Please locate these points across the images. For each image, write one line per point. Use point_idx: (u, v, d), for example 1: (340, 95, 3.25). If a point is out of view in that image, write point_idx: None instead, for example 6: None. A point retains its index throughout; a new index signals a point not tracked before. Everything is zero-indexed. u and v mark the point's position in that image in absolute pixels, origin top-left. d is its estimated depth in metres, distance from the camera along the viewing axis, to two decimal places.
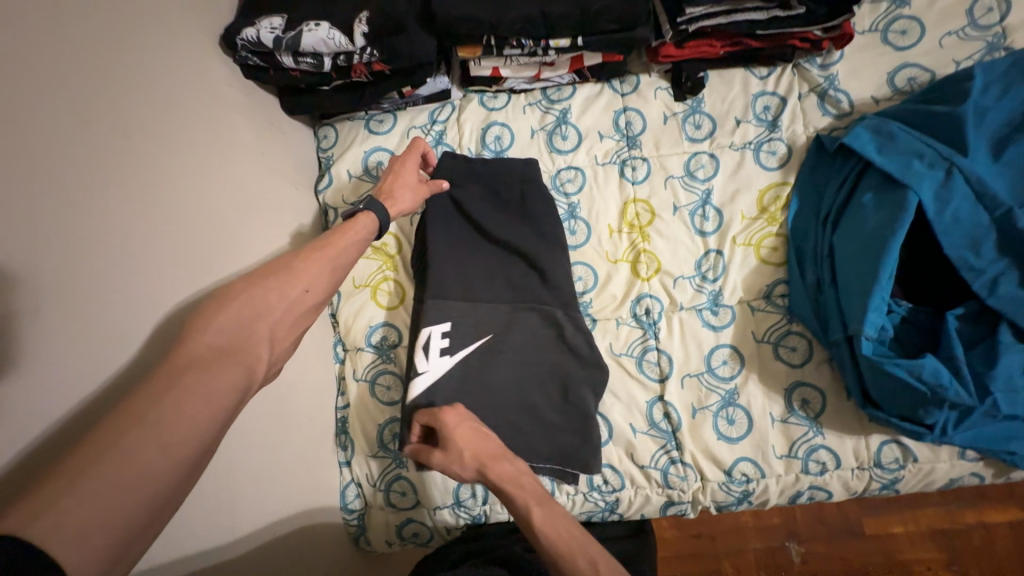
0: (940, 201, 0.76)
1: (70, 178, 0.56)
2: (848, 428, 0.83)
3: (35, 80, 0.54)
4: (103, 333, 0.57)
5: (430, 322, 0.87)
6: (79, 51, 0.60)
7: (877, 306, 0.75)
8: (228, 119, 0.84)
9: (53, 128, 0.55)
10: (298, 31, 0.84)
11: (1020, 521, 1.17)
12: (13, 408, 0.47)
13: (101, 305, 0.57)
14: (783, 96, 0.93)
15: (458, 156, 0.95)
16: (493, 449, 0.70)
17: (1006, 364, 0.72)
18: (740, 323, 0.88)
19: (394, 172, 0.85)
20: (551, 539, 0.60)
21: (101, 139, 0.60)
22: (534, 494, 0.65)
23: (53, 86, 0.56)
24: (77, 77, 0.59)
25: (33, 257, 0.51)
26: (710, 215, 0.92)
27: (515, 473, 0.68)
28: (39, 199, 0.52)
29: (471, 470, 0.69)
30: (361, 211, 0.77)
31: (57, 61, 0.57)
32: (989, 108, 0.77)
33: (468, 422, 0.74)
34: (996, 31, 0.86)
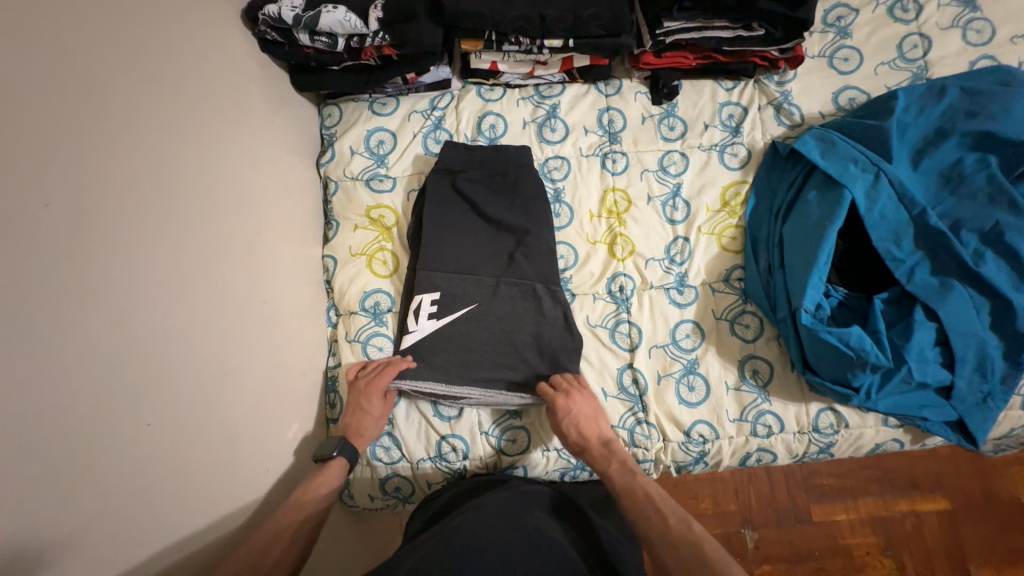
0: (870, 199, 0.89)
1: (101, 119, 0.62)
2: (792, 397, 0.94)
3: (76, 30, 0.60)
4: (116, 258, 0.62)
5: (420, 291, 0.96)
6: (114, 10, 0.66)
7: (815, 284, 0.88)
8: (243, 88, 0.90)
9: (89, 73, 0.61)
10: (317, 11, 0.90)
11: (945, 510, 1.31)
12: (41, 311, 0.53)
13: (120, 235, 0.62)
14: (745, 107, 1.06)
15: (459, 145, 1.04)
16: (595, 429, 0.88)
17: (918, 338, 0.85)
18: (702, 301, 0.99)
19: (361, 404, 0.90)
20: (633, 507, 0.79)
21: (128, 91, 0.66)
22: (621, 468, 0.83)
23: (82, 28, 0.61)
24: (112, 32, 0.65)
25: (56, 179, 0.55)
26: (680, 205, 1.03)
27: (606, 452, 0.85)
28: (61, 127, 0.57)
29: (572, 444, 0.87)
30: (334, 457, 0.84)
31: (95, 16, 0.63)
32: (909, 124, 0.91)
33: (575, 403, 0.88)
34: (919, 64, 1.02)
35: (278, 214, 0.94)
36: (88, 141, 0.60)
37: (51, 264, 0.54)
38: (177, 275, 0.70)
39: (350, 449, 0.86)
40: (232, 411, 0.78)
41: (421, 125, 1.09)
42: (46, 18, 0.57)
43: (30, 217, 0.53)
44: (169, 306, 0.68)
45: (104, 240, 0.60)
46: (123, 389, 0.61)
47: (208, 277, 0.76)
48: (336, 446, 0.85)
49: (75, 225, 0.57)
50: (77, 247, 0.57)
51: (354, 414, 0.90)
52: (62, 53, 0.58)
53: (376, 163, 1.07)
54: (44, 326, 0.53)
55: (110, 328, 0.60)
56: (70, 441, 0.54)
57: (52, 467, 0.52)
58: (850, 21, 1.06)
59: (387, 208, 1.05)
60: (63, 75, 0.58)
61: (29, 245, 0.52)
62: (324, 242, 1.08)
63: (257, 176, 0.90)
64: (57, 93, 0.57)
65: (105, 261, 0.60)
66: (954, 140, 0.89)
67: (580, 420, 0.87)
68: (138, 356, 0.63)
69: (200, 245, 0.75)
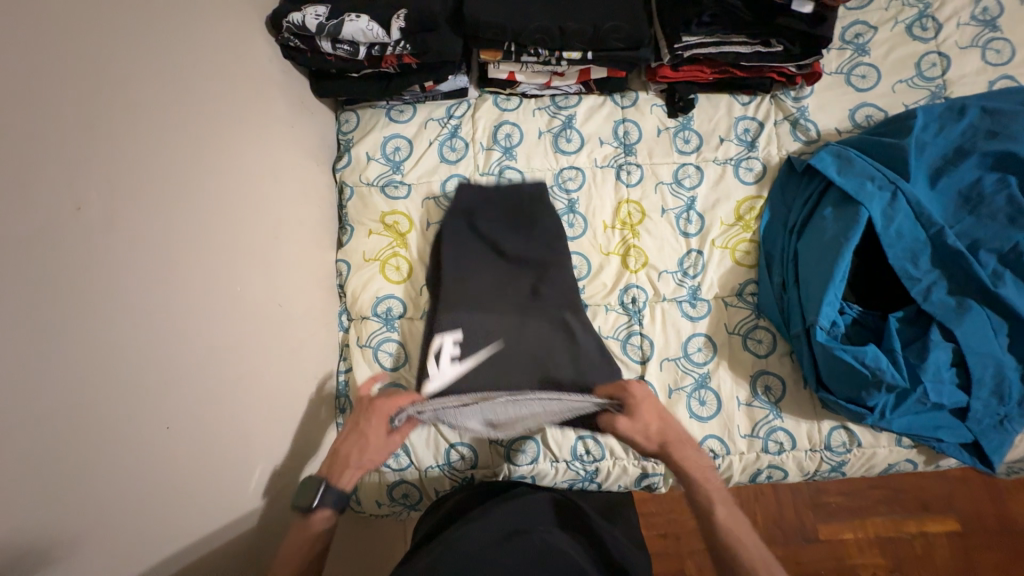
0: (887, 217, 0.89)
1: (129, 128, 0.62)
2: (804, 414, 0.93)
3: (107, 39, 0.61)
4: (139, 265, 0.62)
5: (443, 331, 0.92)
6: (144, 20, 0.67)
7: (831, 301, 0.87)
8: (265, 95, 0.91)
9: (118, 82, 0.62)
10: (340, 19, 0.90)
11: (954, 531, 1.29)
12: (67, 317, 0.53)
13: (142, 242, 0.63)
14: (761, 121, 1.06)
15: (475, 191, 1.04)
16: (680, 432, 0.76)
17: (935, 358, 0.84)
18: (714, 315, 0.98)
19: (355, 433, 0.77)
20: (729, 529, 0.69)
21: (155, 99, 0.67)
22: (715, 487, 0.73)
23: (113, 37, 0.62)
24: (141, 41, 0.66)
25: (85, 187, 0.56)
26: (694, 218, 1.03)
27: (697, 459, 0.74)
28: (90, 135, 0.57)
29: (655, 444, 0.75)
30: (315, 508, 0.71)
31: (125, 25, 0.64)
32: (927, 143, 0.91)
33: (654, 401, 0.77)
34: (938, 82, 1.02)
35: (295, 219, 0.95)
36: (119, 146, 0.61)
37: (83, 268, 0.55)
38: (197, 278, 0.71)
39: (333, 495, 0.73)
40: (246, 415, 0.78)
41: (437, 133, 1.09)
42: (79, 28, 0.58)
43: (59, 223, 0.53)
44: (189, 310, 0.69)
45: (130, 243, 0.61)
46: (141, 396, 0.61)
47: (226, 280, 0.76)
48: (318, 492, 0.72)
49: (104, 230, 0.58)
50: (103, 254, 0.58)
51: (346, 452, 0.76)
52: (93, 62, 0.59)
53: (391, 169, 1.08)
54: (72, 329, 0.53)
55: (131, 335, 0.60)
56: (92, 444, 0.55)
57: (74, 469, 0.53)
58: (868, 39, 1.06)
59: (401, 214, 1.06)
60: (98, 82, 0.59)
61: (59, 253, 0.53)
62: (337, 246, 1.08)
63: (275, 182, 0.91)
64: (88, 102, 0.58)
65: (130, 264, 0.61)
66: (974, 159, 0.88)
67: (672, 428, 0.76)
68: (158, 359, 0.64)
69: (219, 251, 0.76)
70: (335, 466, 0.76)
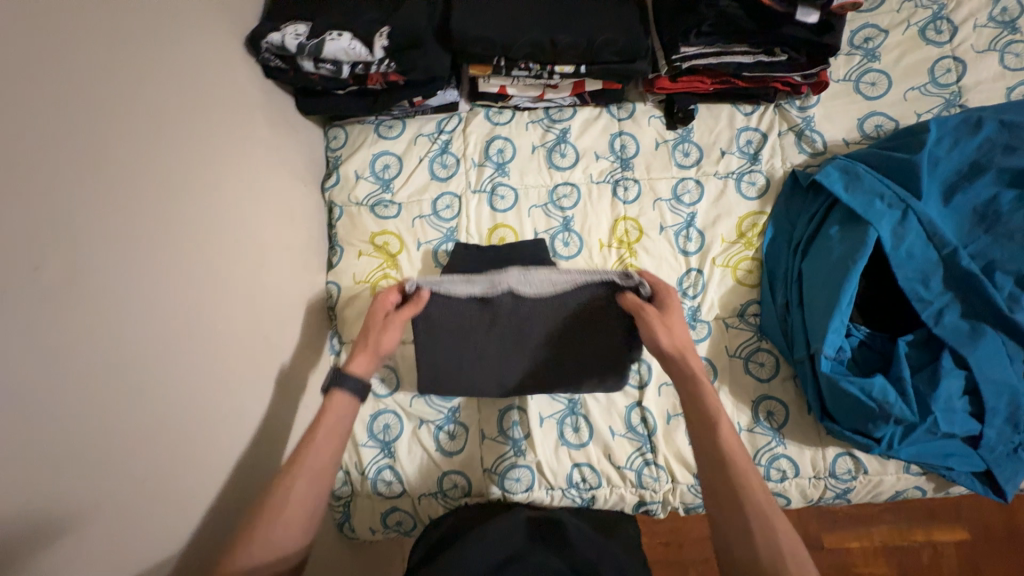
0: (896, 237, 0.84)
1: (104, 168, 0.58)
2: (808, 440, 0.90)
3: (81, 76, 0.57)
4: (123, 315, 0.59)
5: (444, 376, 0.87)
6: (119, 51, 0.63)
7: (836, 328, 0.83)
8: (247, 118, 0.87)
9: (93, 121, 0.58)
10: (321, 38, 0.85)
11: (964, 541, 1.26)
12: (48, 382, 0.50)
13: (124, 291, 0.59)
14: (764, 133, 1.01)
15: (471, 249, 0.98)
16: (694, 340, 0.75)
17: (946, 386, 0.80)
18: (715, 337, 0.95)
19: (375, 322, 0.78)
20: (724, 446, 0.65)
21: (134, 134, 0.63)
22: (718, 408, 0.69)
23: (85, 72, 0.58)
24: (118, 74, 0.62)
25: (61, 241, 0.52)
26: (693, 236, 0.99)
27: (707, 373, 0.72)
28: (63, 183, 0.53)
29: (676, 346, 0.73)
30: (337, 390, 0.74)
31: (100, 59, 0.60)
32: (942, 158, 0.86)
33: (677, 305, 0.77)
34: (953, 89, 0.97)
35: (282, 243, 0.92)
36: (99, 187, 0.58)
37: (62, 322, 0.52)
38: (182, 319, 0.68)
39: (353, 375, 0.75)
40: (236, 454, 0.76)
41: (428, 150, 1.06)
42: (49, 67, 0.53)
43: (33, 283, 0.49)
44: (177, 351, 0.66)
45: (112, 287, 0.58)
46: (126, 456, 0.58)
47: (212, 316, 0.74)
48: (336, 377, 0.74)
49: (79, 278, 0.54)
50: (84, 310, 0.54)
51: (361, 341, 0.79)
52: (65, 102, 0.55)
53: (381, 188, 1.05)
54: (50, 395, 0.50)
55: (116, 392, 0.57)
56: (74, 515, 0.52)
57: (54, 543, 0.50)
58: (878, 43, 1.01)
59: (392, 235, 1.03)
60: (73, 118, 0.56)
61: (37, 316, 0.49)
62: (328, 268, 1.06)
63: (261, 207, 0.88)
64: (62, 146, 0.54)
65: (116, 310, 0.58)
66: (991, 175, 0.84)
67: (692, 346, 0.73)
68: (142, 409, 0.61)
69: (206, 288, 0.73)
70: (352, 355, 0.78)
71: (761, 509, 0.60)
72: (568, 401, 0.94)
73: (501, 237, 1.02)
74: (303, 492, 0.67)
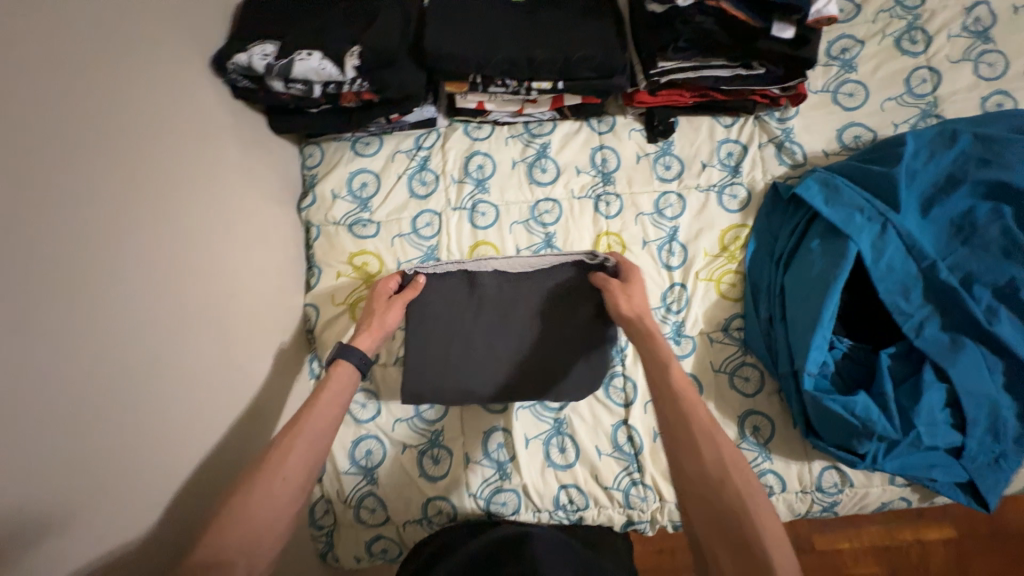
0: (876, 250, 0.84)
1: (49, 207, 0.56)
2: (794, 455, 0.90)
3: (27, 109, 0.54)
4: (72, 361, 0.56)
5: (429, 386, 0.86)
6: (69, 81, 0.60)
7: (819, 345, 0.83)
8: (214, 140, 0.84)
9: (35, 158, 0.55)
10: (290, 58, 0.83)
11: (951, 539, 1.26)
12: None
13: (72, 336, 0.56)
14: (745, 144, 1.01)
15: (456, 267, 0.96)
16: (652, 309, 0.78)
17: (928, 400, 0.80)
18: (699, 353, 0.95)
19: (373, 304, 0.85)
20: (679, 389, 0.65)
21: (84, 169, 0.60)
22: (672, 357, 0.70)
23: (30, 108, 0.55)
24: (66, 105, 0.59)
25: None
26: (676, 250, 0.98)
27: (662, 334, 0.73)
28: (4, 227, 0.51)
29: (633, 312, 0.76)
30: (339, 360, 0.76)
31: (45, 91, 0.57)
32: (918, 171, 0.86)
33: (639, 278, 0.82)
34: (928, 100, 0.97)
35: (252, 269, 0.90)
36: (45, 228, 0.55)
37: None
38: (138, 360, 0.64)
39: (354, 348, 0.78)
40: (204, 495, 0.73)
41: (406, 167, 1.04)
42: None
43: None
44: (133, 393, 0.63)
45: (58, 334, 0.55)
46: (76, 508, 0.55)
47: (176, 352, 0.71)
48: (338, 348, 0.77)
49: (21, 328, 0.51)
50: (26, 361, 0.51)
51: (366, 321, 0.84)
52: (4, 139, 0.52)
53: (359, 208, 1.03)
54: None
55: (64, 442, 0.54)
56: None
57: None
58: (855, 54, 1.01)
59: (371, 255, 1.01)
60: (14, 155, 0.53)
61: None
62: (306, 290, 1.04)
63: (231, 233, 0.85)
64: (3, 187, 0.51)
65: (64, 357, 0.55)
66: (966, 188, 0.84)
67: (649, 310, 0.76)
68: (94, 459, 0.58)
69: (167, 324, 0.70)
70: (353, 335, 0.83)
71: (711, 432, 0.61)
72: (554, 421, 0.92)
73: (483, 255, 1.00)
74: (307, 444, 0.66)
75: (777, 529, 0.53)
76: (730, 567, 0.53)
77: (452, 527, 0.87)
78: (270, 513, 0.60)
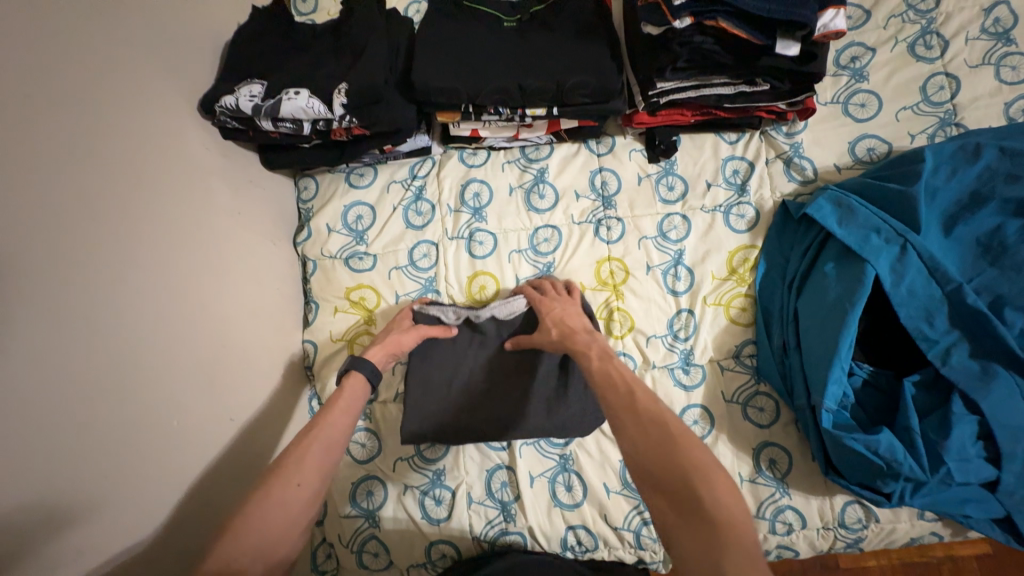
0: (896, 274, 0.79)
1: (42, 280, 0.56)
2: (813, 490, 0.85)
3: (17, 183, 0.55)
4: (60, 434, 0.56)
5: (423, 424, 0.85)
6: (57, 151, 0.60)
7: (837, 378, 0.78)
8: (207, 186, 0.84)
9: (24, 233, 0.55)
10: (277, 98, 0.82)
11: (988, 554, 1.08)
12: None
13: (61, 408, 0.57)
14: (751, 162, 0.97)
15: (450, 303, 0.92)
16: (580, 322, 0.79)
17: (959, 434, 0.75)
18: (710, 383, 0.90)
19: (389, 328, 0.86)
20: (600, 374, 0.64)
21: (76, 237, 0.61)
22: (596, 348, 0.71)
23: (18, 183, 0.55)
24: (55, 175, 0.59)
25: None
26: (682, 274, 0.94)
27: (587, 337, 0.74)
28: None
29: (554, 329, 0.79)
30: (352, 372, 0.76)
31: (34, 164, 0.57)
32: (939, 188, 0.81)
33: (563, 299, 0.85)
34: (947, 107, 0.92)
35: (247, 310, 0.88)
36: (26, 295, 0.54)
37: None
38: (126, 419, 0.64)
39: (370, 367, 0.77)
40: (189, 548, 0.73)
41: (401, 197, 1.02)
42: None
43: None
44: (120, 453, 0.63)
45: (39, 401, 0.54)
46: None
47: (164, 406, 0.69)
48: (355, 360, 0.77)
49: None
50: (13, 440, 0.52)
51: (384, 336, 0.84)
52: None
53: (355, 240, 1.01)
54: None
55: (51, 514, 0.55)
56: None
57: None
58: (866, 62, 0.96)
59: (368, 289, 0.99)
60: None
61: None
62: (304, 325, 1.02)
63: (226, 277, 0.85)
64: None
65: (45, 426, 0.55)
66: (993, 205, 0.79)
67: (571, 326, 0.78)
68: (77, 523, 0.58)
69: (160, 381, 0.69)
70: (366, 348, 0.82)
71: (629, 401, 0.58)
72: (560, 457, 0.89)
73: (482, 285, 0.98)
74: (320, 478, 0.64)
75: (710, 462, 0.50)
76: (675, 520, 0.48)
77: (454, 568, 0.85)
78: (273, 554, 0.55)
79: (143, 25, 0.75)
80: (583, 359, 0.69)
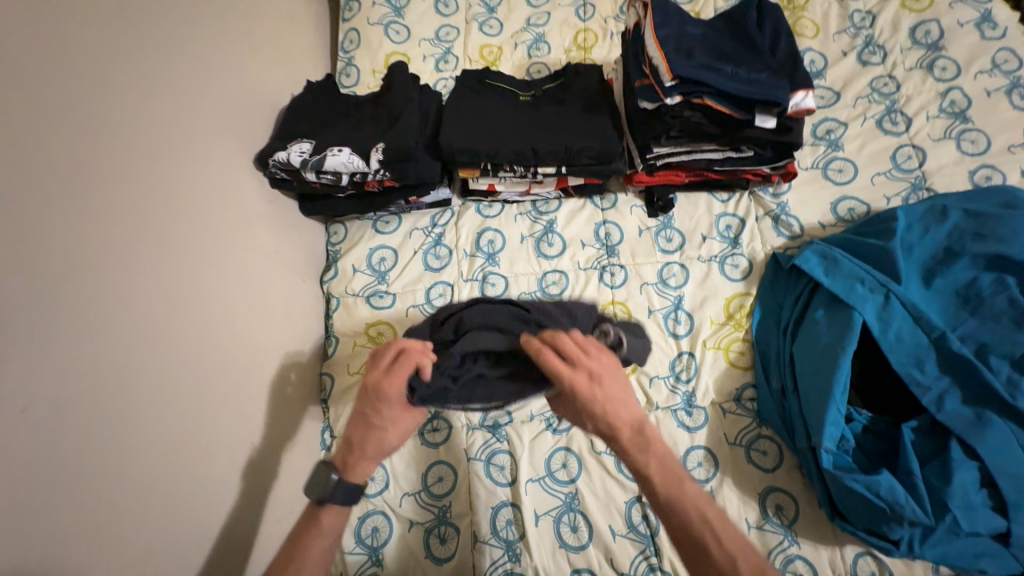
0: (883, 321, 0.85)
1: (110, 301, 0.64)
2: (822, 538, 0.84)
3: (106, 218, 0.65)
4: (105, 440, 0.61)
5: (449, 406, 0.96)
6: (141, 193, 0.71)
7: (834, 419, 0.81)
8: (253, 227, 0.94)
9: (104, 258, 0.64)
10: (323, 154, 0.94)
11: None
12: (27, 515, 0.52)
13: (108, 415, 0.62)
14: (742, 218, 1.06)
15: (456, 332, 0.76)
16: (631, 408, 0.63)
17: (960, 480, 0.76)
18: (713, 425, 0.93)
19: (371, 430, 0.70)
20: (681, 516, 0.58)
21: (143, 265, 0.70)
22: (670, 470, 0.60)
23: (107, 218, 0.65)
24: (136, 212, 0.70)
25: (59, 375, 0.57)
26: (683, 318, 1.00)
27: (644, 442, 0.61)
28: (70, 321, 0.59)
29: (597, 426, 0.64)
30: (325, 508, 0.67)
31: (122, 202, 0.67)
32: (914, 244, 0.89)
33: (607, 375, 0.64)
34: (916, 174, 1.02)
35: (274, 341, 0.95)
36: (96, 311, 0.62)
37: (31, 455, 0.54)
38: (159, 432, 0.69)
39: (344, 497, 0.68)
40: None
41: (421, 242, 1.12)
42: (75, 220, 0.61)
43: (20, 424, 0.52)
44: (151, 465, 0.67)
45: (91, 408, 0.60)
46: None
47: (194, 424, 0.75)
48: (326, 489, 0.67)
49: (58, 406, 0.56)
50: (65, 441, 0.57)
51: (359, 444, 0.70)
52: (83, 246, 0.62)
53: (377, 280, 1.09)
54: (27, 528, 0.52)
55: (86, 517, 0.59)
56: None
57: None
58: (840, 134, 1.08)
59: (386, 324, 1.05)
60: (75, 254, 0.61)
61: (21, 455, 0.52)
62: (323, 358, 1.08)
63: (259, 308, 0.92)
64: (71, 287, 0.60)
65: (94, 431, 0.60)
66: (966, 260, 0.86)
67: (621, 428, 0.62)
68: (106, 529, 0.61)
69: (192, 399, 0.75)
70: (350, 457, 0.71)
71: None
72: (566, 496, 0.90)
73: None
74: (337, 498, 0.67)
75: None
76: None
77: None
78: None
79: (218, 95, 0.89)
80: (647, 482, 0.61)
